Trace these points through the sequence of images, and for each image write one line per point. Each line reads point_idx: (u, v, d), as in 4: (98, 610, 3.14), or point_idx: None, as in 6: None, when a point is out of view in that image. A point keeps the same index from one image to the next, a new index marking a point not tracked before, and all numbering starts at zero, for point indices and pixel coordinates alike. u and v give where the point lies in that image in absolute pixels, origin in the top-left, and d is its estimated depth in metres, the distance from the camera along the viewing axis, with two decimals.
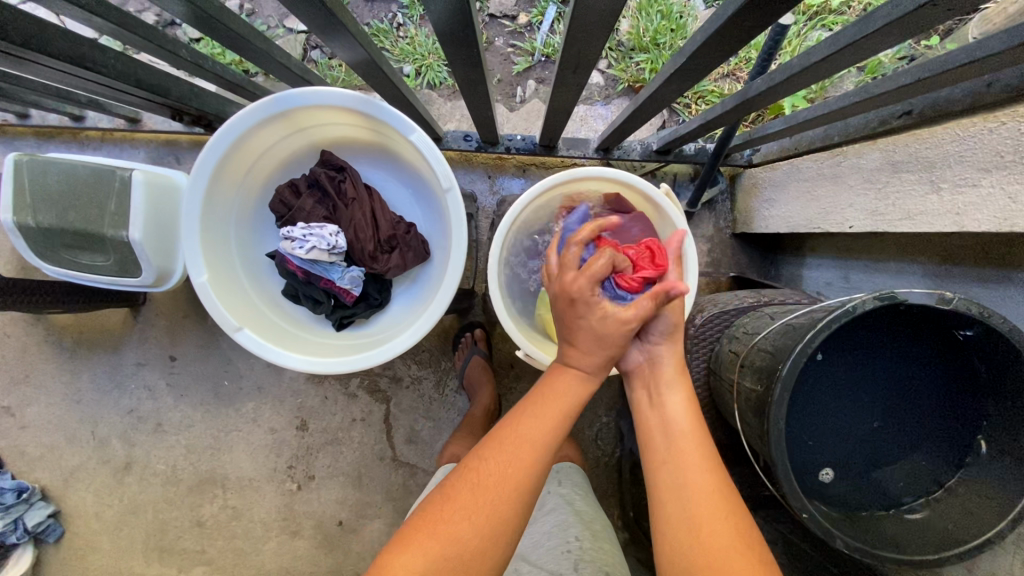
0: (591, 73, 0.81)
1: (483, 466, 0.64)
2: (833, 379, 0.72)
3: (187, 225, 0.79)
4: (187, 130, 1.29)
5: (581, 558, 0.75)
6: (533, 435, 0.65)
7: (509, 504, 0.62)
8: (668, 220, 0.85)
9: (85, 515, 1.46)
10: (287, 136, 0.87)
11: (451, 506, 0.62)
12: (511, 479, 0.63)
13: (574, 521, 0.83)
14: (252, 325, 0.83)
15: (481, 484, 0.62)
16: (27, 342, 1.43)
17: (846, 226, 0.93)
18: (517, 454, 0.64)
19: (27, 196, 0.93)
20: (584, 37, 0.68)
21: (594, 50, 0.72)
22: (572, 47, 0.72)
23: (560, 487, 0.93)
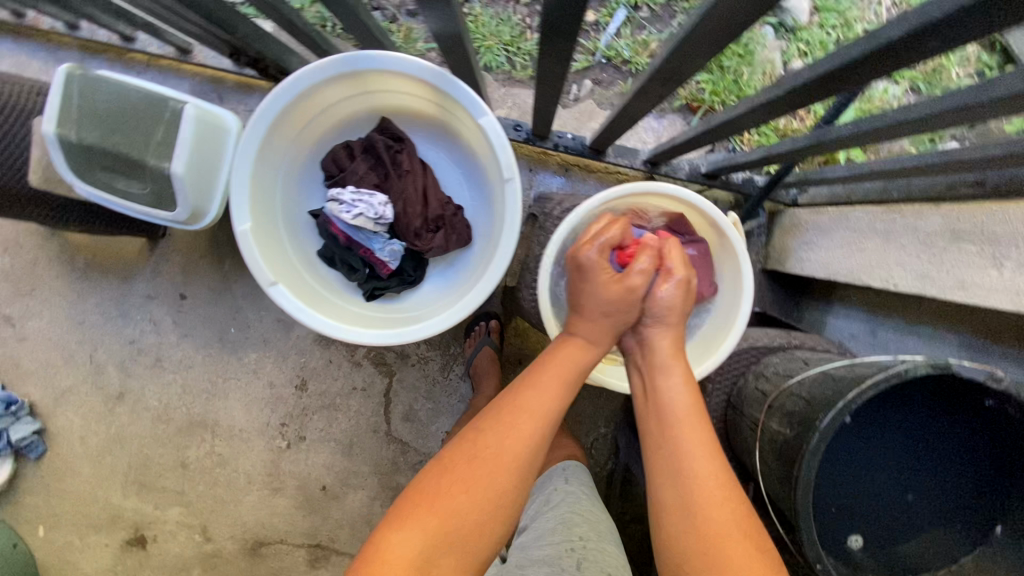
0: (676, 87, 0.79)
1: (480, 440, 0.68)
2: (866, 440, 0.71)
3: (237, 170, 0.76)
4: (236, 69, 1.27)
5: (584, 558, 0.76)
6: (531, 408, 0.70)
7: (510, 476, 0.67)
8: (727, 248, 0.82)
9: (70, 437, 1.44)
10: (351, 96, 0.84)
11: (451, 479, 0.66)
12: (509, 454, 0.67)
13: (579, 521, 0.83)
14: (288, 283, 0.81)
15: (478, 459, 0.67)
16: (38, 255, 1.41)
17: (889, 282, 0.93)
18: (511, 427, 0.68)
19: (74, 111, 0.90)
20: (688, 51, 0.66)
21: (693, 66, 0.70)
22: (669, 60, 0.71)
23: (567, 483, 0.93)
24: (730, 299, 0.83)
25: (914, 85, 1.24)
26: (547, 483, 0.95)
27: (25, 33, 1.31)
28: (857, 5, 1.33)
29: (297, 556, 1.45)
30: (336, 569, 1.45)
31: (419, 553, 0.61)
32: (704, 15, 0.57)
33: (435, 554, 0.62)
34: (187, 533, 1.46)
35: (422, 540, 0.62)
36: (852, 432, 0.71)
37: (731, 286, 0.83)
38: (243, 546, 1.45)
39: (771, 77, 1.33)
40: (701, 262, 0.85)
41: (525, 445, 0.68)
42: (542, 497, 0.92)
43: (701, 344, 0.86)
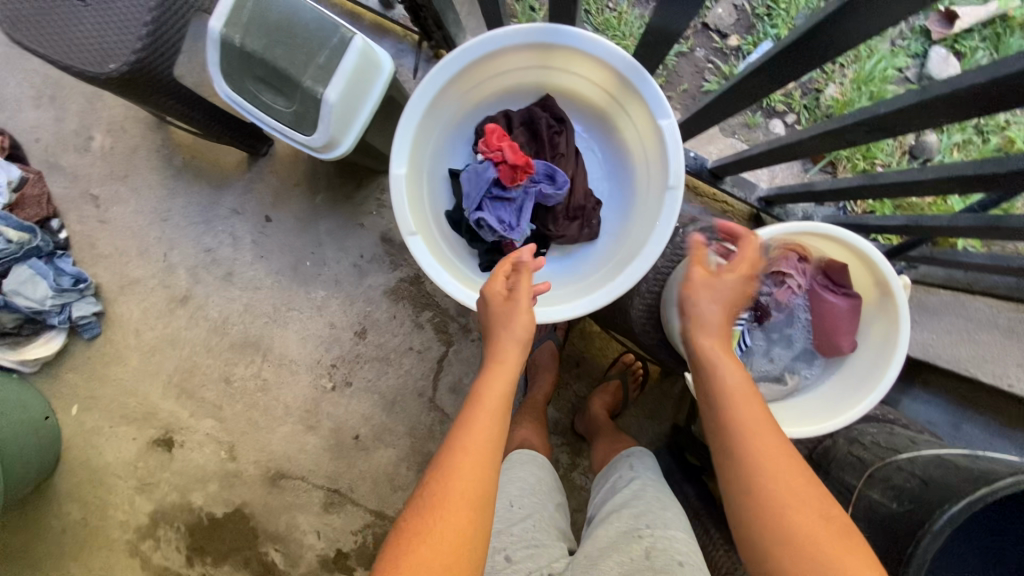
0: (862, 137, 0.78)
1: (428, 487, 0.64)
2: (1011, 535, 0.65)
3: (410, 111, 0.76)
4: (380, 10, 1.27)
5: (653, 547, 0.74)
6: (472, 440, 0.66)
7: (470, 513, 0.62)
8: (885, 309, 0.79)
9: (125, 327, 1.46)
10: (529, 67, 0.84)
11: (409, 540, 0.60)
12: (455, 493, 0.62)
13: (645, 508, 0.81)
14: (425, 236, 0.81)
15: (433, 507, 0.62)
16: (138, 144, 1.42)
17: (1002, 380, 1.00)
18: (452, 470, 0.64)
19: (245, 14, 0.90)
20: None
21: None
22: (901, 112, 0.71)
23: (633, 472, 0.92)
24: (871, 361, 0.80)
25: None
26: (614, 473, 0.95)
27: None
28: None
29: (313, 496, 1.46)
30: (347, 518, 1.45)
31: None
32: (1000, 78, 0.57)
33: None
34: (214, 447, 1.47)
35: None
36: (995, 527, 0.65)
37: (876, 349, 0.80)
38: (265, 474, 1.46)
39: (902, 147, 1.32)
40: (851, 317, 0.83)
41: (471, 479, 0.63)
42: (609, 484, 0.92)
43: (817, 399, 0.85)
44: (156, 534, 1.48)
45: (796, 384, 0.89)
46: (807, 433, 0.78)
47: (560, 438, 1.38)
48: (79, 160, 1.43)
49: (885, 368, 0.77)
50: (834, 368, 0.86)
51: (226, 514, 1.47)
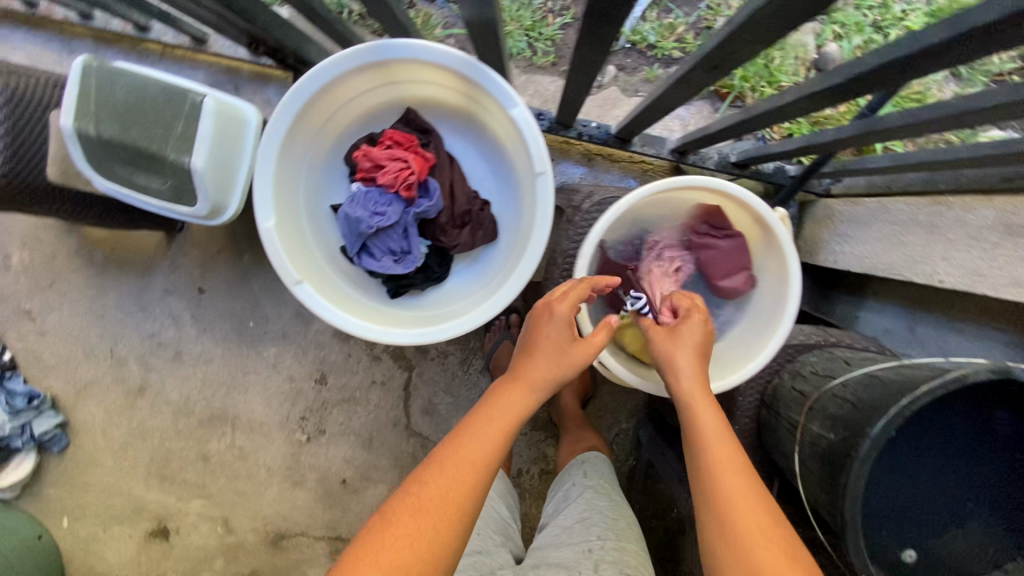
0: (720, 76, 0.76)
1: (423, 489, 0.64)
2: (923, 442, 0.65)
3: (261, 162, 0.74)
4: (253, 59, 1.24)
5: (602, 559, 0.77)
6: (479, 451, 0.66)
7: (450, 531, 0.61)
8: (773, 243, 0.79)
9: (92, 430, 1.45)
10: (376, 87, 0.82)
11: (389, 535, 0.61)
12: (452, 499, 0.63)
13: (596, 520, 0.84)
14: (313, 280, 0.79)
15: (423, 509, 0.62)
16: (56, 249, 1.40)
17: (933, 279, 0.89)
18: (449, 476, 0.64)
19: (92, 103, 0.88)
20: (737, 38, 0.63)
21: (742, 52, 0.66)
22: (721, 48, 0.68)
23: (586, 479, 0.95)
24: (774, 296, 0.81)
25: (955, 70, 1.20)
26: (568, 479, 0.98)
27: (37, 23, 1.28)
28: None
29: (318, 548, 1.45)
30: None
31: None
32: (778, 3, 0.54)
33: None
34: (209, 525, 1.47)
35: None
36: (907, 442, 0.66)
37: (776, 284, 0.80)
38: (265, 538, 1.46)
39: (804, 62, 1.29)
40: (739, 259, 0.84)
41: (466, 493, 0.64)
42: (562, 493, 0.96)
43: (733, 346, 0.84)
44: None
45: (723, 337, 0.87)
46: (734, 382, 0.78)
47: (541, 433, 1.36)
48: (4, 279, 1.41)
49: (788, 300, 0.77)
50: (743, 309, 0.86)
51: None
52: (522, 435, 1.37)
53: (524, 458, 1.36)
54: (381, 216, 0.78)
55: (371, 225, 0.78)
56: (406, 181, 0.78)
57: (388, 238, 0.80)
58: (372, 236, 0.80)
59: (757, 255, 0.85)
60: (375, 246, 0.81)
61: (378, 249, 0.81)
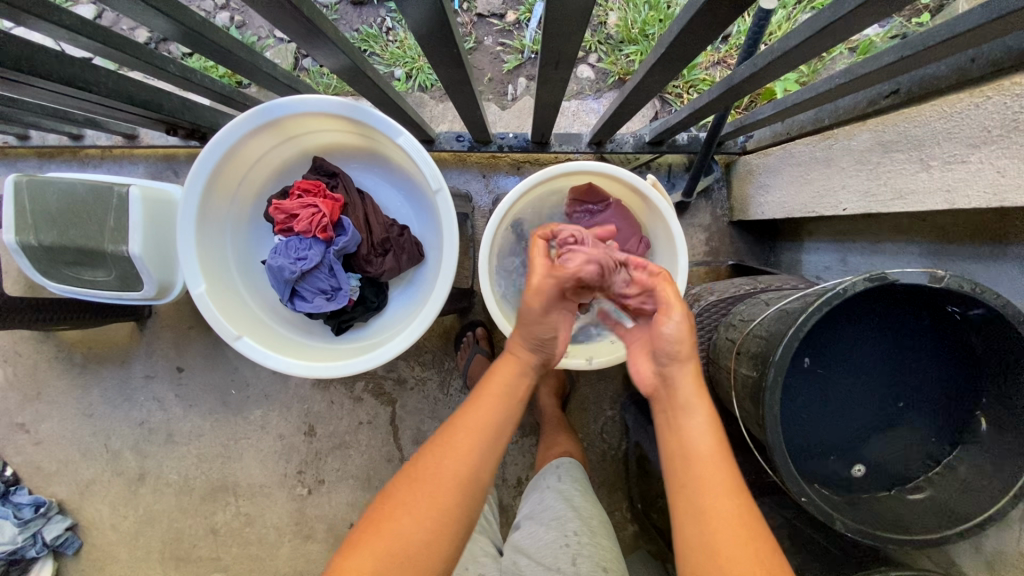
0: (573, 67, 0.81)
1: (425, 458, 0.70)
2: (840, 367, 0.70)
3: (182, 235, 0.80)
4: (184, 143, 1.31)
5: (579, 553, 0.78)
6: (470, 422, 0.71)
7: (450, 498, 0.67)
8: (655, 208, 0.85)
9: (101, 526, 1.48)
10: (276, 145, 0.88)
11: (397, 503, 0.67)
12: (451, 466, 0.68)
13: (572, 516, 0.84)
14: (254, 333, 0.84)
15: (419, 478, 0.68)
16: (37, 360, 1.46)
17: (839, 208, 0.93)
18: (449, 445, 0.70)
19: (28, 215, 0.94)
20: (564, 32, 0.69)
21: (574, 44, 0.72)
22: (550, 46, 0.73)
23: (560, 483, 0.93)
24: (670, 257, 0.87)
25: None
26: (542, 482, 0.96)
27: None
28: None
29: None
30: None
31: None
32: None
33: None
34: None
35: (370, 563, 0.62)
36: (822, 370, 0.70)
37: (670, 246, 0.86)
38: None
39: None
40: (628, 221, 0.91)
41: (459, 461, 0.68)
42: (536, 495, 0.94)
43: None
44: None
45: None
46: None
47: (530, 438, 1.39)
48: None
49: (677, 259, 0.83)
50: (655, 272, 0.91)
51: None
52: (513, 443, 1.39)
53: (520, 465, 1.38)
54: (304, 261, 0.83)
55: (297, 271, 0.82)
56: (320, 224, 0.83)
57: (316, 279, 0.85)
58: (300, 280, 0.84)
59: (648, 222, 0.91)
60: (307, 289, 0.85)
61: (309, 292, 0.85)
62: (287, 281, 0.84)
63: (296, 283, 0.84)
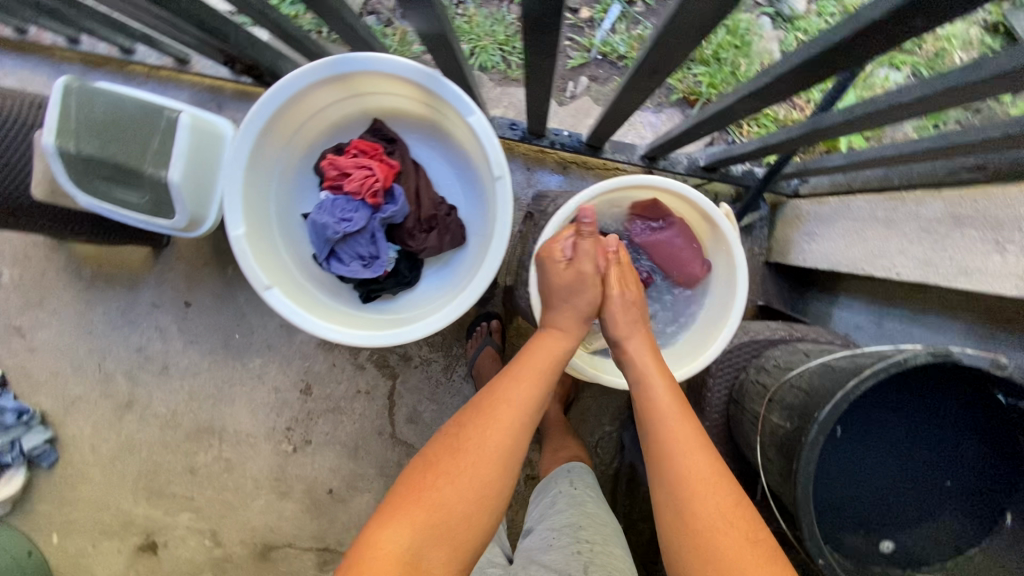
0: (664, 79, 0.79)
1: (462, 432, 0.71)
2: (877, 434, 0.70)
3: (230, 174, 0.77)
4: (234, 77, 1.28)
5: (591, 562, 0.75)
6: (514, 398, 0.73)
7: (491, 468, 0.69)
8: (720, 239, 0.82)
9: (81, 445, 1.47)
10: (341, 100, 0.85)
11: (433, 475, 0.68)
12: (493, 438, 0.70)
13: (584, 524, 0.82)
14: (284, 287, 0.82)
15: (461, 450, 0.69)
16: (46, 267, 1.43)
17: (891, 272, 0.91)
18: (491, 421, 0.71)
19: (72, 121, 0.91)
20: (674, 42, 0.66)
21: (678, 56, 0.70)
22: (653, 51, 0.71)
23: (573, 487, 0.92)
24: (722, 290, 0.84)
25: (916, 70, 1.22)
26: (553, 487, 0.95)
27: (27, 48, 1.32)
28: None
29: (306, 560, 1.46)
30: None
31: (407, 551, 0.64)
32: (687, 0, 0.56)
33: (423, 547, 0.64)
34: (197, 538, 1.47)
35: (407, 536, 0.64)
36: (853, 433, 0.70)
37: (725, 280, 0.83)
38: (253, 551, 1.46)
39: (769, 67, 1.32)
40: (685, 243, 0.87)
41: (502, 439, 0.70)
42: (547, 499, 0.92)
43: (690, 339, 0.88)
44: None
45: (676, 329, 0.91)
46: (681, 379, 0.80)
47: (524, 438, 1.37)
48: None
49: (734, 294, 0.80)
50: (700, 302, 0.89)
51: None
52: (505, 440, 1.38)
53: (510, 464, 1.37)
54: (348, 224, 0.81)
55: (338, 234, 0.81)
56: (371, 188, 0.81)
57: (358, 244, 0.83)
58: (341, 243, 0.83)
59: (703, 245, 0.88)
60: (347, 254, 0.84)
61: (348, 256, 0.84)
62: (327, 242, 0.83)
63: (336, 247, 0.83)
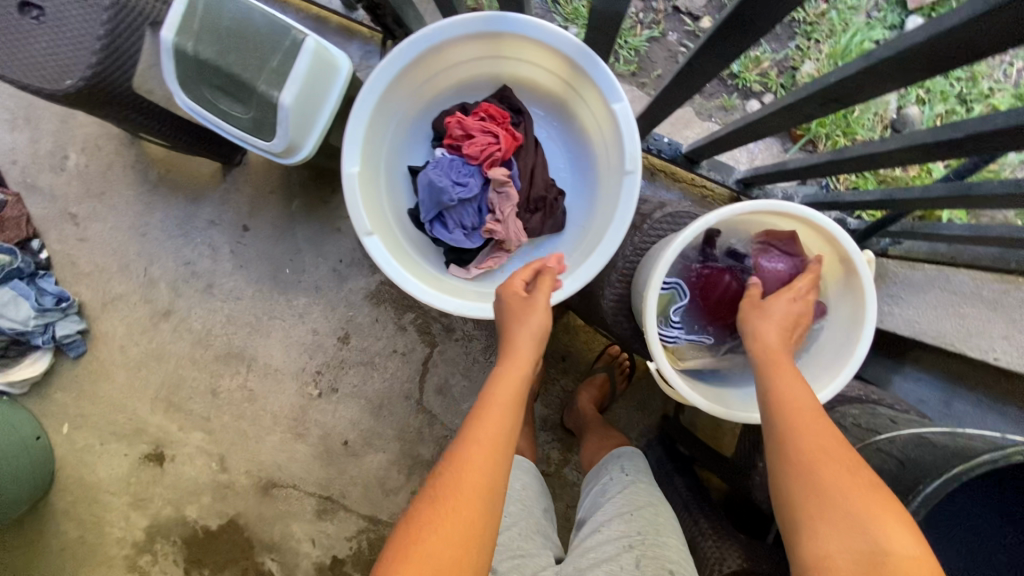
0: (834, 111, 0.77)
1: (440, 475, 0.59)
2: (966, 521, 0.65)
3: (360, 109, 0.75)
4: (346, 12, 1.25)
5: (644, 554, 0.75)
6: (482, 436, 0.61)
7: (480, 500, 0.57)
8: (852, 286, 0.78)
9: (110, 343, 1.46)
10: (481, 58, 0.82)
11: (414, 530, 0.56)
12: (473, 477, 0.58)
13: (639, 515, 0.80)
14: (383, 237, 0.80)
15: (440, 498, 0.57)
16: (113, 161, 1.42)
17: (988, 354, 0.97)
18: (466, 460, 0.59)
19: (196, 22, 0.89)
20: (877, 74, 0.64)
21: (870, 89, 0.67)
22: (846, 79, 0.68)
23: (626, 475, 0.90)
24: (838, 342, 0.80)
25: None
26: (604, 472, 0.93)
27: None
28: (988, 60, 1.27)
29: (306, 504, 1.45)
30: (341, 524, 1.44)
31: None
32: (942, 35, 0.54)
33: None
34: (204, 460, 1.47)
35: None
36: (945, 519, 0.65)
37: (841, 332, 0.80)
38: (257, 484, 1.46)
39: (882, 120, 1.29)
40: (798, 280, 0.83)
41: (483, 471, 0.59)
42: (599, 487, 0.91)
43: None
44: (153, 548, 1.47)
45: None
46: None
47: (551, 436, 1.35)
48: (55, 179, 1.43)
49: (856, 348, 0.76)
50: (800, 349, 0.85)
51: (220, 526, 1.46)
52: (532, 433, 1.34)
53: None
54: (461, 190, 0.81)
55: (448, 201, 0.80)
56: (491, 156, 0.82)
57: (463, 213, 0.83)
58: (446, 209, 0.83)
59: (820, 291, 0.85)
60: (449, 222, 0.83)
61: (450, 221, 0.83)
62: (429, 204, 0.82)
63: (439, 211, 0.83)
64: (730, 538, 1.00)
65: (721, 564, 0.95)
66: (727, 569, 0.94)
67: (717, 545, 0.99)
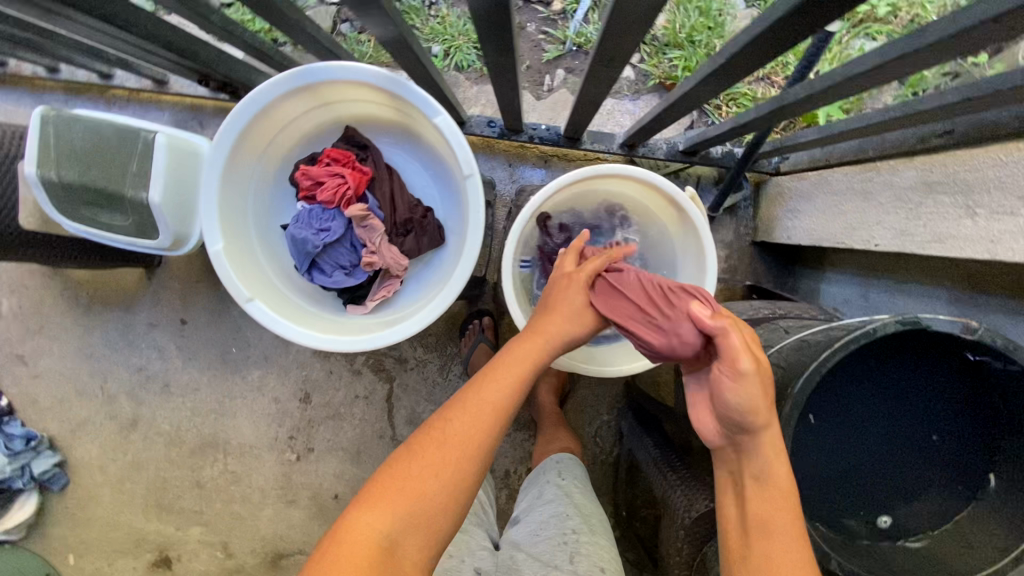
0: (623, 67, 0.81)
1: (445, 427, 0.68)
2: (862, 409, 0.70)
3: (206, 186, 0.78)
4: (213, 94, 1.29)
5: (577, 551, 0.78)
6: (484, 399, 0.69)
7: (473, 458, 0.67)
8: (692, 224, 0.85)
9: (89, 467, 1.49)
10: (312, 109, 0.86)
11: (417, 463, 0.66)
12: (476, 432, 0.67)
13: (572, 514, 0.85)
14: (265, 297, 0.83)
15: (442, 439, 0.67)
16: (43, 294, 1.46)
17: (869, 242, 0.93)
18: (475, 421, 0.68)
19: (52, 150, 0.93)
20: (623, 31, 0.68)
21: (632, 42, 0.71)
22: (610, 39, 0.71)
23: (560, 480, 0.94)
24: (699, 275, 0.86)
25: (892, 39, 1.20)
26: (542, 477, 0.98)
27: (6, 81, 1.34)
28: None
29: None
30: None
31: (385, 538, 0.62)
32: None
33: (400, 533, 0.63)
34: (209, 551, 1.49)
35: (385, 524, 0.63)
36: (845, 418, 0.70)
37: (699, 266, 0.86)
38: (265, 560, 1.48)
39: None
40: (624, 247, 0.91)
41: (483, 432, 0.68)
42: (537, 491, 0.95)
43: None
44: None
45: None
46: None
47: (525, 431, 1.32)
48: None
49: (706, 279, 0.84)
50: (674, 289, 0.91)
51: None
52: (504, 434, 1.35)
53: (510, 458, 1.32)
54: (328, 234, 0.85)
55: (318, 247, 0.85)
56: (344, 195, 0.85)
57: (337, 255, 0.87)
58: (320, 256, 0.87)
59: (678, 233, 0.91)
60: (328, 266, 0.87)
61: (328, 265, 0.87)
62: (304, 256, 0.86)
63: (316, 259, 0.87)
64: (696, 480, 1.02)
65: (688, 509, 0.97)
66: (694, 513, 0.96)
67: (684, 491, 1.00)
